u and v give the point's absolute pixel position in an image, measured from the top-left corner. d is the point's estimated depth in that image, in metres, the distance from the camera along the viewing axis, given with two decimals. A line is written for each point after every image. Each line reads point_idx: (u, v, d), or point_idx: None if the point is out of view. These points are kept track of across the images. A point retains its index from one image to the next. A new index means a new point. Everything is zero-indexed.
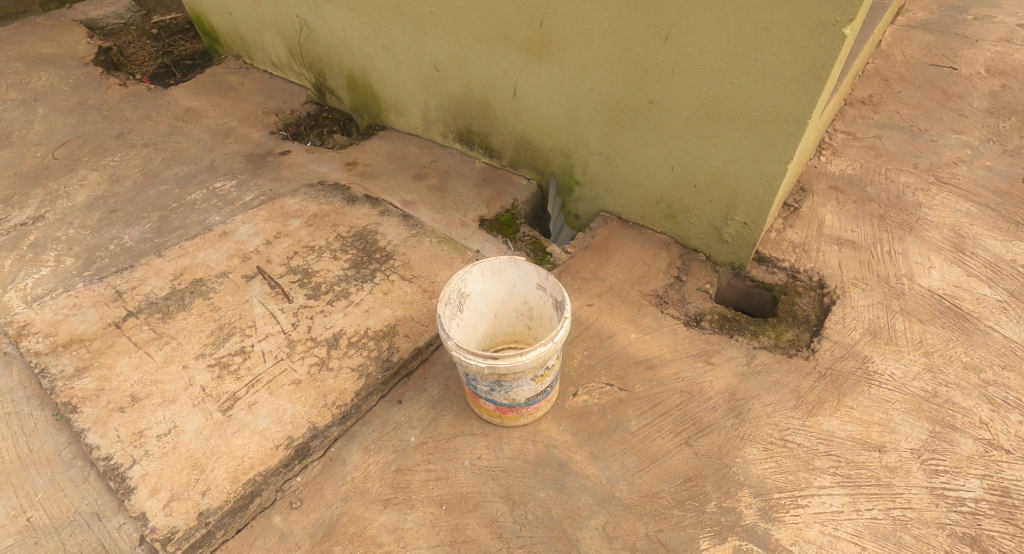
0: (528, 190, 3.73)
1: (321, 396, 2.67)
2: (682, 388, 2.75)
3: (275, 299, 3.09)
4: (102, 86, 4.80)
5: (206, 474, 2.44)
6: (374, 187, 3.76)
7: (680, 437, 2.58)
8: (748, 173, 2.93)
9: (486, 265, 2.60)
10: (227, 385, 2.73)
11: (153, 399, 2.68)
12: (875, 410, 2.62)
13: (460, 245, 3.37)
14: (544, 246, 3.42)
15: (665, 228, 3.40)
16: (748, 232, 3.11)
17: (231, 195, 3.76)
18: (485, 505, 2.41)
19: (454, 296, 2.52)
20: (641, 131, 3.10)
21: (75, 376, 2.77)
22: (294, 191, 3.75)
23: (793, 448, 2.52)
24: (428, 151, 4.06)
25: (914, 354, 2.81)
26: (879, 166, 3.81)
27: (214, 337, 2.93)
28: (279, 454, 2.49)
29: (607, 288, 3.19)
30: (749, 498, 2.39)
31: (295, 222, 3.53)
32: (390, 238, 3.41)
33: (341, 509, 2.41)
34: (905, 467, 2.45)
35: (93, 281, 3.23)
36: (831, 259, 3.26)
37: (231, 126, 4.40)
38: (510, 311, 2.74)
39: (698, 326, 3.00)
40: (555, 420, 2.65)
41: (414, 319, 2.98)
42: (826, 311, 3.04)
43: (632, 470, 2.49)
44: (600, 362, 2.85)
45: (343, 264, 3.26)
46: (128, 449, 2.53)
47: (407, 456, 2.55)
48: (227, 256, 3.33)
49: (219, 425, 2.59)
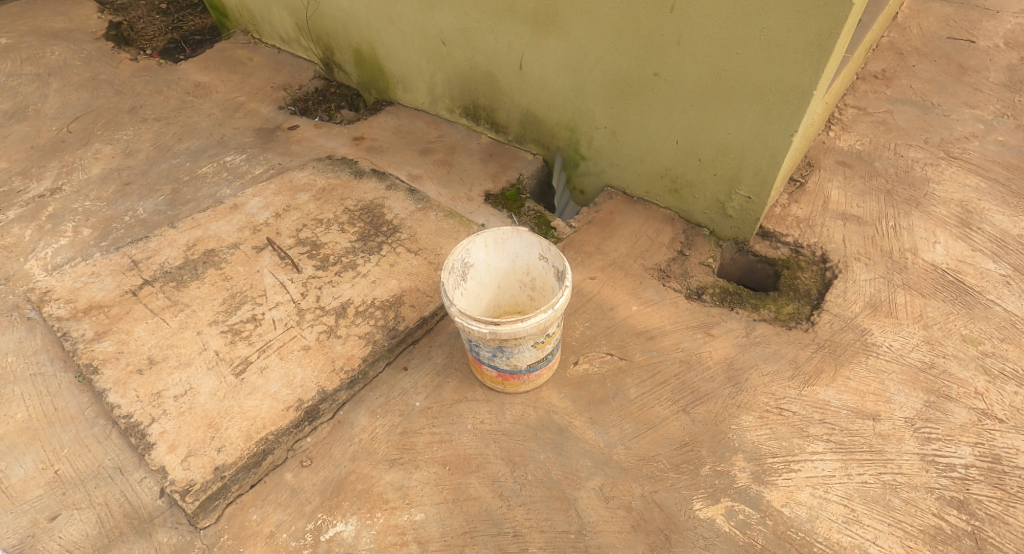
0: (534, 165, 3.76)
1: (329, 362, 2.76)
2: (681, 357, 2.81)
3: (285, 270, 3.18)
4: (113, 61, 4.87)
5: (222, 433, 2.53)
6: (381, 161, 3.82)
7: (678, 405, 2.65)
8: (752, 146, 2.94)
9: (489, 236, 2.66)
10: (240, 349, 2.82)
11: (169, 362, 2.78)
12: (871, 380, 2.66)
13: (466, 219, 3.43)
14: (548, 220, 3.47)
15: (670, 204, 3.44)
16: (752, 206, 3.14)
17: (241, 169, 3.84)
18: (486, 466, 2.50)
19: (458, 265, 2.59)
20: (646, 103, 3.11)
21: (95, 339, 2.88)
22: (303, 165, 3.82)
23: (789, 416, 2.57)
24: (434, 126, 4.09)
25: (913, 326, 2.83)
26: (888, 141, 3.79)
27: (226, 305, 3.02)
28: (290, 415, 2.58)
29: (610, 262, 3.24)
30: (743, 462, 2.45)
31: (304, 196, 3.60)
32: (397, 211, 3.48)
33: (349, 468, 2.51)
34: (897, 434, 2.49)
35: (109, 251, 3.34)
36: (835, 234, 3.28)
37: (240, 101, 4.45)
38: (513, 281, 2.81)
39: (699, 299, 3.05)
40: (556, 387, 2.73)
41: (419, 290, 3.06)
42: (828, 285, 3.07)
43: (629, 435, 2.56)
44: (601, 333, 2.92)
45: (351, 236, 3.34)
46: (147, 408, 2.62)
47: (412, 420, 2.65)
48: (238, 228, 3.42)
49: (232, 387, 2.68)
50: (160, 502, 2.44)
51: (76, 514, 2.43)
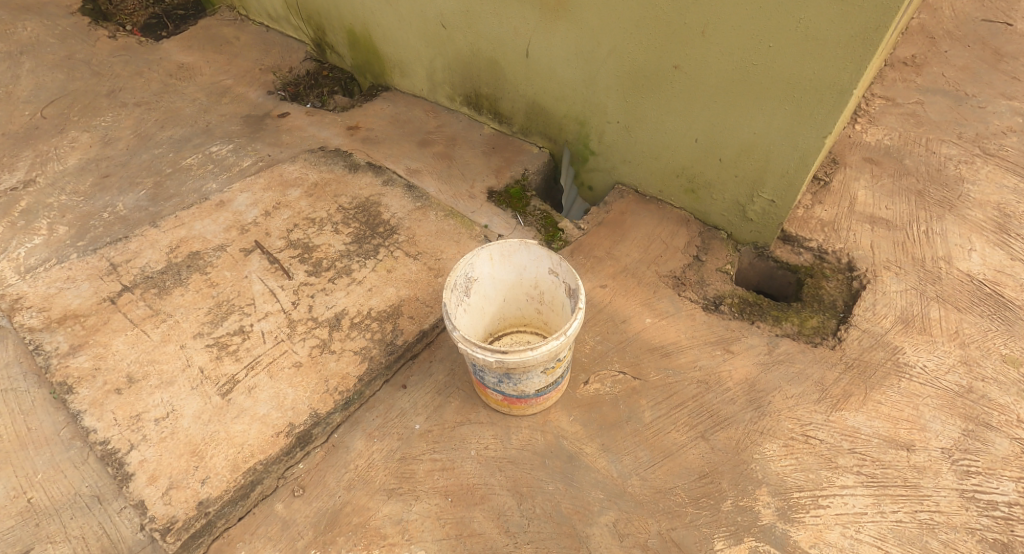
0: (539, 159, 3.49)
1: (322, 382, 2.57)
2: (699, 377, 2.62)
3: (274, 276, 2.96)
4: (90, 38, 4.55)
5: (206, 462, 2.33)
6: (377, 154, 3.56)
7: (696, 430, 2.47)
8: (780, 147, 2.70)
9: (495, 248, 2.44)
10: (226, 366, 2.62)
11: (150, 380, 2.57)
12: (904, 405, 2.48)
13: (468, 219, 3.19)
14: (555, 221, 3.20)
15: (685, 204, 3.20)
16: (775, 210, 2.91)
17: (228, 160, 3.59)
18: (492, 498, 2.34)
19: (461, 281, 2.38)
20: (664, 98, 2.86)
21: (70, 354, 2.67)
22: (294, 158, 3.57)
23: (815, 445, 2.40)
24: (434, 115, 3.82)
25: (949, 345, 2.64)
26: (919, 136, 3.53)
27: (212, 315, 2.81)
28: (280, 442, 2.39)
29: (622, 268, 3.02)
30: (767, 498, 2.28)
31: (295, 192, 3.36)
32: (394, 210, 3.25)
33: (344, 499, 2.34)
34: (934, 467, 2.32)
35: (86, 253, 3.11)
36: (863, 240, 3.05)
37: (227, 85, 4.17)
38: (519, 294, 2.61)
39: (717, 311, 2.85)
40: (565, 410, 2.55)
41: (418, 300, 2.85)
42: (855, 296, 2.87)
43: (644, 465, 2.39)
44: (613, 348, 2.73)
45: (345, 238, 3.12)
46: (125, 434, 2.41)
47: (412, 445, 2.48)
48: (225, 228, 3.19)
49: (218, 409, 2.48)
50: (140, 535, 2.26)
51: (50, 548, 2.26)
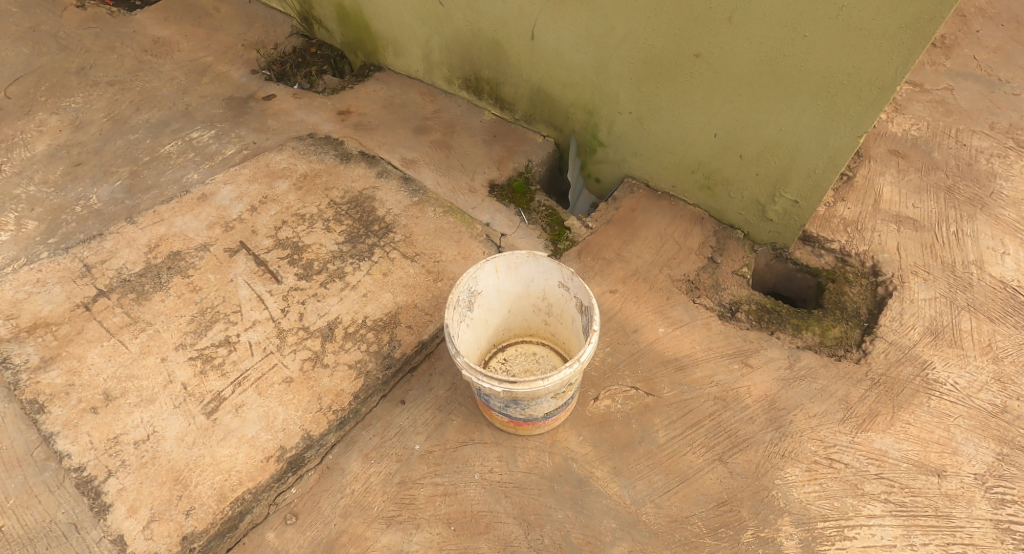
0: (544, 148, 3.25)
1: (315, 400, 2.39)
2: (716, 394, 2.47)
3: (261, 279, 2.75)
4: (58, 8, 4.21)
5: (190, 491, 2.17)
6: (371, 142, 3.32)
7: (713, 453, 2.33)
8: (808, 145, 2.47)
9: (501, 260, 2.25)
10: (211, 382, 2.44)
11: (129, 398, 2.39)
12: (935, 427, 2.34)
13: (468, 216, 2.97)
14: (561, 218, 2.98)
15: (699, 201, 2.97)
16: (798, 211, 2.69)
17: (209, 147, 3.33)
18: (498, 526, 2.20)
19: (464, 296, 2.19)
20: (683, 89, 2.61)
21: (41, 368, 2.48)
22: (281, 146, 3.31)
23: (840, 469, 2.27)
24: (430, 98, 3.56)
25: (980, 360, 2.49)
26: (948, 126, 3.31)
27: (195, 324, 2.61)
28: (270, 468, 2.23)
29: (633, 271, 2.83)
30: (790, 528, 2.16)
31: (283, 184, 3.13)
32: (390, 206, 3.03)
33: (340, 527, 2.20)
34: (967, 495, 2.20)
35: (57, 252, 2.88)
36: (889, 241, 2.86)
37: (207, 62, 3.87)
38: (526, 305, 2.43)
39: (733, 319, 2.67)
40: (574, 429, 2.40)
41: (417, 307, 2.66)
42: (880, 303, 2.69)
43: (659, 491, 2.26)
44: (624, 361, 2.56)
45: (337, 237, 2.90)
46: (103, 459, 2.24)
47: (411, 467, 2.32)
48: (207, 225, 2.96)
49: (203, 431, 2.31)
50: None
51: None
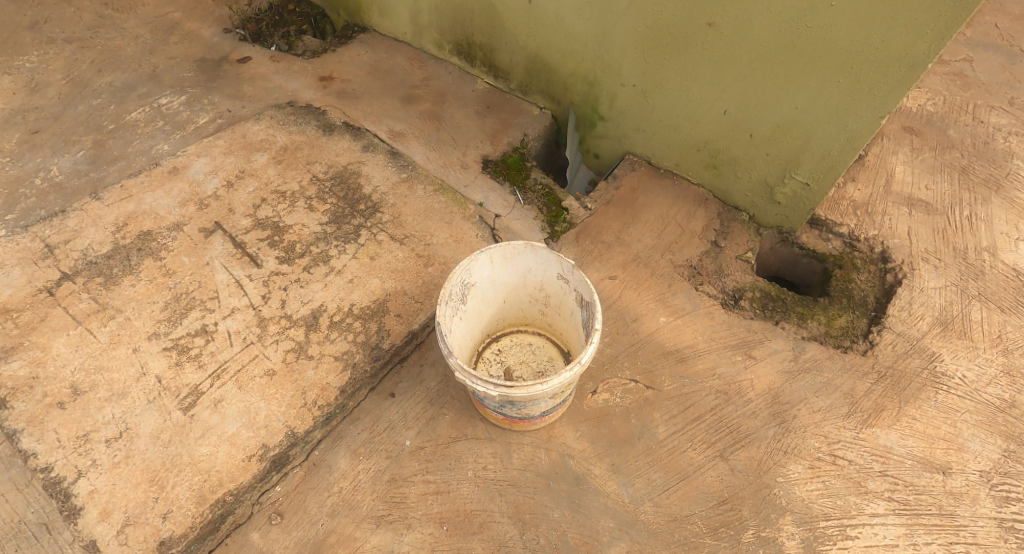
0: (540, 121, 3.06)
1: (299, 394, 2.27)
2: (718, 387, 2.38)
3: (240, 263, 2.59)
4: None
5: (167, 493, 2.07)
6: (355, 112, 3.10)
7: (714, 449, 2.26)
8: (824, 125, 2.30)
9: (496, 250, 2.11)
10: (188, 375, 2.30)
11: (99, 393, 2.25)
12: (941, 422, 2.28)
13: (460, 195, 2.80)
14: (559, 198, 2.82)
15: (704, 180, 2.81)
16: (808, 194, 2.55)
17: (180, 115, 3.10)
18: (492, 527, 2.12)
19: (457, 289, 2.06)
20: (692, 61, 2.43)
21: (2, 360, 2.32)
22: (258, 115, 3.09)
23: (843, 466, 2.21)
24: (419, 64, 3.33)
25: (990, 352, 2.42)
26: (965, 101, 3.16)
27: (169, 311, 2.46)
28: (252, 468, 2.12)
29: (633, 256, 2.69)
30: (792, 528, 2.11)
31: (261, 158, 2.92)
32: (376, 183, 2.85)
33: (328, 527, 2.10)
34: (971, 493, 2.15)
35: (16, 230, 2.67)
36: (900, 225, 2.73)
37: (175, 20, 3.58)
38: (522, 295, 2.30)
39: (736, 308, 2.56)
40: (571, 423, 2.31)
41: (406, 294, 2.52)
42: (888, 292, 2.58)
43: (658, 489, 2.18)
44: (623, 353, 2.45)
45: (320, 217, 2.73)
46: (72, 459, 2.12)
47: (402, 464, 2.22)
48: (180, 201, 2.77)
49: (180, 428, 2.19)
50: None
51: None
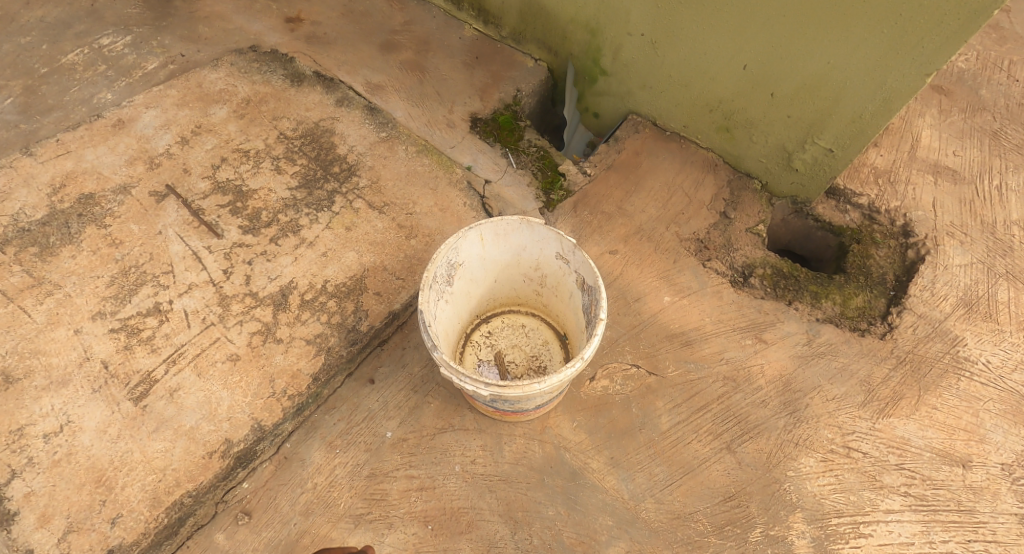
0: (534, 74, 2.76)
1: (267, 382, 2.05)
2: (725, 373, 2.20)
3: (198, 233, 2.32)
4: None
5: (116, 495, 1.86)
6: (327, 60, 2.77)
7: (721, 441, 2.09)
8: (859, 83, 2.04)
9: (487, 227, 1.88)
10: (138, 360, 2.07)
11: (35, 381, 2.01)
12: (963, 412, 2.13)
13: (445, 158, 2.53)
14: (554, 162, 2.56)
15: (714, 143, 2.56)
16: (830, 161, 2.31)
17: (125, 59, 2.74)
18: (481, 526, 1.96)
19: (442, 271, 1.83)
20: (711, 7, 2.13)
21: None
22: (216, 61, 2.74)
23: (858, 460, 2.06)
24: (399, 6, 2.98)
25: (1017, 336, 2.25)
26: (1000, 57, 2.90)
27: (116, 287, 2.19)
28: (213, 465, 1.92)
29: (636, 228, 2.46)
30: (802, 526, 1.97)
31: (220, 111, 2.60)
32: (352, 142, 2.55)
33: (301, 528, 1.91)
34: (992, 488, 2.02)
35: None
36: (925, 195, 2.52)
37: None
38: (515, 275, 2.08)
39: (746, 286, 2.36)
40: (567, 413, 2.13)
41: (386, 270, 2.28)
42: (909, 269, 2.39)
43: (660, 484, 2.03)
44: (624, 335, 2.26)
45: (289, 181, 2.45)
46: (5, 457, 1.90)
47: (382, 458, 2.03)
48: (127, 160, 2.46)
49: (130, 421, 1.97)
50: None
51: None
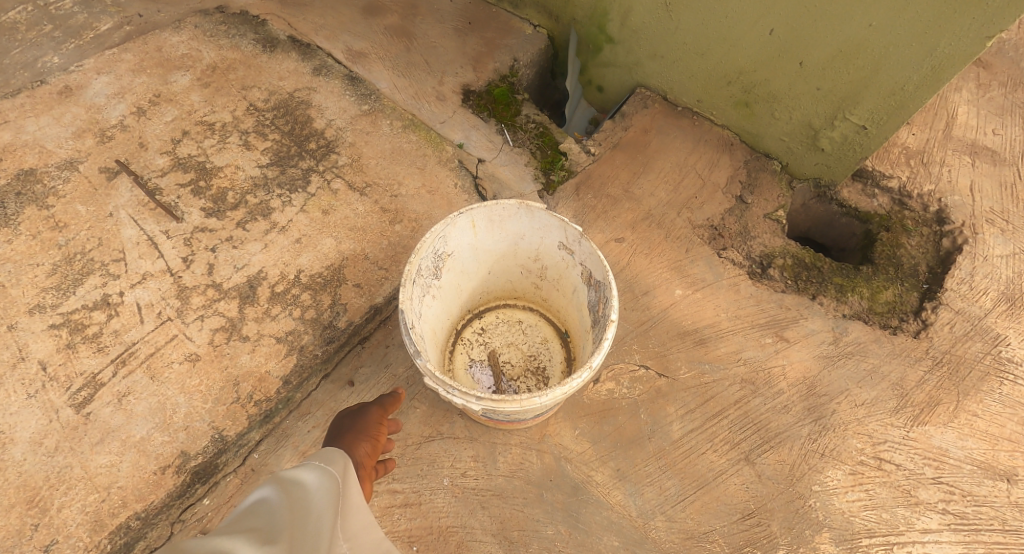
0: (533, 43, 2.50)
1: (230, 386, 1.82)
2: (743, 375, 1.99)
3: (154, 215, 2.07)
4: None
5: (52, 517, 1.64)
6: (304, 24, 2.50)
7: (739, 451, 1.89)
8: (904, 49, 1.80)
9: (480, 212, 1.64)
10: (83, 361, 1.83)
11: None
12: (1006, 420, 1.93)
13: (434, 134, 2.28)
14: (555, 140, 2.32)
15: (731, 120, 2.32)
16: (863, 140, 2.08)
17: (75, 19, 2.46)
18: (471, 547, 1.75)
19: (428, 262, 1.59)
20: None
21: None
22: (178, 23, 2.47)
23: (890, 473, 1.86)
24: None
25: None
26: None
27: (59, 277, 1.94)
28: (166, 482, 1.70)
29: (644, 214, 2.23)
30: (829, 547, 1.77)
31: (181, 79, 2.34)
32: (331, 115, 2.30)
33: None
34: None
35: None
36: (962, 179, 2.30)
37: None
38: (511, 266, 1.85)
39: (765, 278, 2.13)
40: (569, 420, 1.91)
41: (368, 259, 2.04)
42: (944, 260, 2.17)
43: (672, 500, 1.82)
44: (632, 333, 2.03)
45: (259, 157, 2.19)
46: None
47: None
48: (74, 133, 2.19)
49: (71, 431, 1.74)
50: None
51: None
